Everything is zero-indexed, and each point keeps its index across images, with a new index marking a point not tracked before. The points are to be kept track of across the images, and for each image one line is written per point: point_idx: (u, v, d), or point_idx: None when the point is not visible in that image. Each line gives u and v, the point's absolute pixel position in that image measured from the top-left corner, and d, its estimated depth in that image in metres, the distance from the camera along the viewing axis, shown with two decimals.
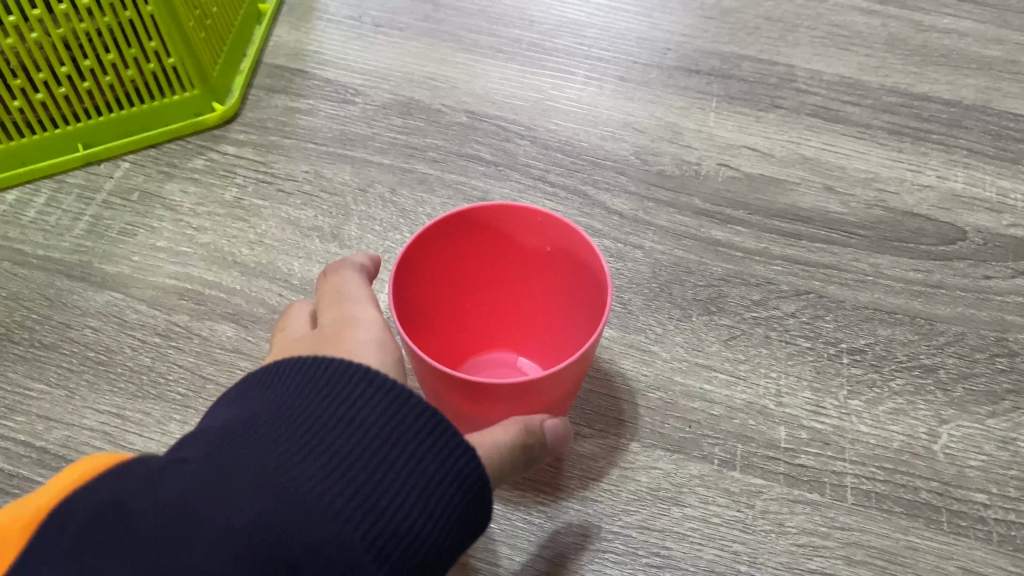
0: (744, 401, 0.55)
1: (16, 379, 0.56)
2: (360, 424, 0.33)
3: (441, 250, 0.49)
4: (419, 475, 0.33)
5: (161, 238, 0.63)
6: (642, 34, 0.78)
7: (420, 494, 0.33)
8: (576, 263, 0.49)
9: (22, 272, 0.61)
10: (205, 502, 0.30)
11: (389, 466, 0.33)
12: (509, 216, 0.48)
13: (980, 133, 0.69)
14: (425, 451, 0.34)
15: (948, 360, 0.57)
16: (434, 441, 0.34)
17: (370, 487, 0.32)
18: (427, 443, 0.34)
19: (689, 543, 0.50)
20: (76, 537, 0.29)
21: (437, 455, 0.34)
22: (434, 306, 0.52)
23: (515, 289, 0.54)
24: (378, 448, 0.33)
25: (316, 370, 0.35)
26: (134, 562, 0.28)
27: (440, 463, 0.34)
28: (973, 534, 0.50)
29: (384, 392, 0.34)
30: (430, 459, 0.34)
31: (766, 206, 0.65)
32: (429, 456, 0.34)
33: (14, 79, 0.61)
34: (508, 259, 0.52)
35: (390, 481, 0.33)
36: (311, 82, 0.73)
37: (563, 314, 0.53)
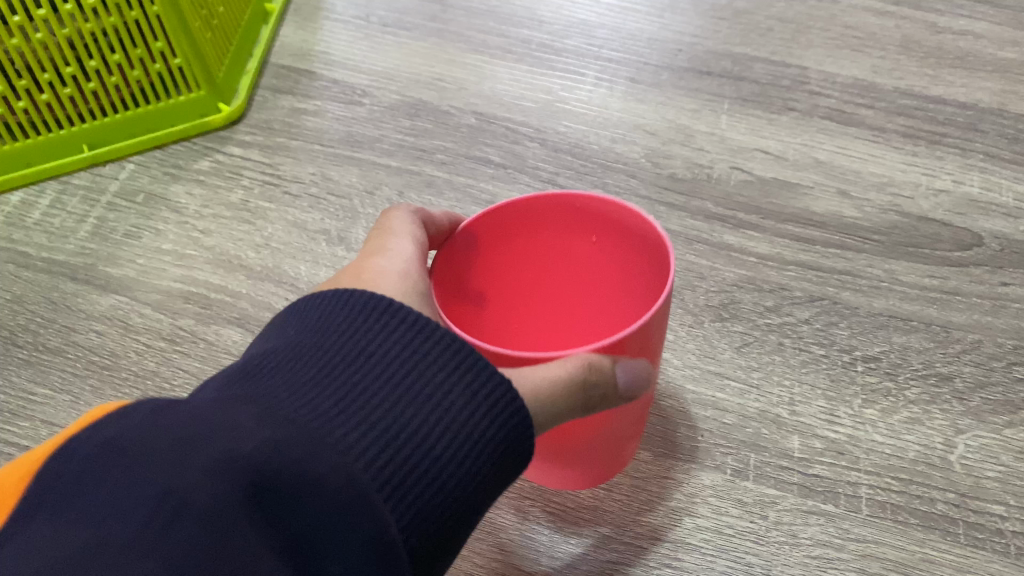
0: (758, 410, 0.55)
1: (20, 384, 0.55)
2: (388, 363, 0.32)
3: (481, 257, 0.44)
4: (451, 409, 0.32)
5: (167, 241, 0.62)
6: (653, 35, 0.77)
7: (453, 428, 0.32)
8: (626, 242, 0.44)
9: (26, 275, 0.60)
10: (218, 427, 0.28)
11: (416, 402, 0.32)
12: (552, 210, 0.44)
13: (996, 136, 0.68)
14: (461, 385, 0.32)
15: (964, 369, 0.56)
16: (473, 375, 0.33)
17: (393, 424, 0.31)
18: (464, 378, 0.32)
19: (701, 555, 0.49)
20: (80, 468, 0.27)
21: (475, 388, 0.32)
22: (486, 322, 0.47)
23: (570, 297, 0.49)
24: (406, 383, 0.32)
25: (346, 307, 0.34)
26: (141, 486, 0.26)
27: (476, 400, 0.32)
28: (991, 546, 0.49)
29: (419, 331, 0.33)
30: (467, 393, 0.32)
31: (779, 211, 0.65)
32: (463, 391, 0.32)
33: (18, 79, 0.60)
34: (557, 261, 0.47)
35: (418, 419, 0.31)
36: (318, 82, 0.72)
37: (625, 314, 0.48)
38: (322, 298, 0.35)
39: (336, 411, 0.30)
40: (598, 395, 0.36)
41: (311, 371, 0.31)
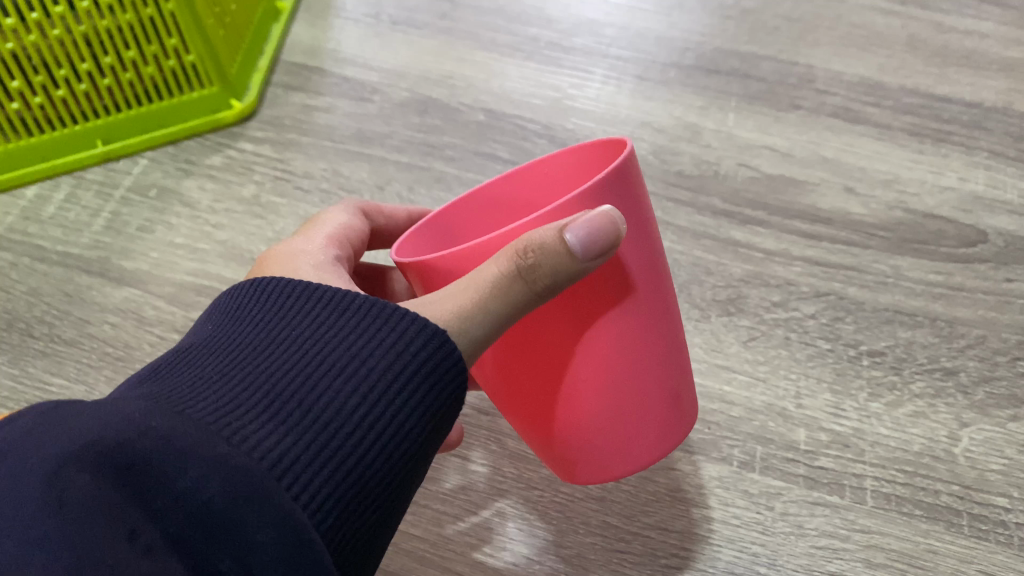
0: (764, 403, 0.55)
1: (35, 374, 0.56)
2: (294, 336, 0.32)
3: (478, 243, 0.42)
4: (363, 362, 0.32)
5: (179, 234, 0.63)
6: (661, 34, 0.77)
7: (367, 379, 0.31)
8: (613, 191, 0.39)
9: (41, 268, 0.61)
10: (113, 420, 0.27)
11: (323, 361, 0.31)
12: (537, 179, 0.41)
13: (1001, 134, 0.69)
14: (372, 339, 0.32)
15: (968, 363, 0.57)
16: (383, 328, 0.33)
17: (298, 387, 0.31)
18: (372, 330, 0.32)
19: (708, 545, 0.50)
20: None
21: (387, 338, 0.32)
22: None
23: None
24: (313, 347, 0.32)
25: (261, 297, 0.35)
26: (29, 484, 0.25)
27: (389, 348, 0.32)
28: (994, 538, 0.50)
29: (325, 306, 0.34)
30: (379, 343, 0.32)
31: (785, 207, 0.65)
32: (375, 342, 0.32)
33: (35, 76, 0.61)
34: None
35: (327, 376, 0.31)
36: (329, 80, 0.73)
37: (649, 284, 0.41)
38: (236, 296, 0.36)
39: (234, 390, 0.30)
40: (551, 271, 0.32)
41: (215, 363, 0.32)
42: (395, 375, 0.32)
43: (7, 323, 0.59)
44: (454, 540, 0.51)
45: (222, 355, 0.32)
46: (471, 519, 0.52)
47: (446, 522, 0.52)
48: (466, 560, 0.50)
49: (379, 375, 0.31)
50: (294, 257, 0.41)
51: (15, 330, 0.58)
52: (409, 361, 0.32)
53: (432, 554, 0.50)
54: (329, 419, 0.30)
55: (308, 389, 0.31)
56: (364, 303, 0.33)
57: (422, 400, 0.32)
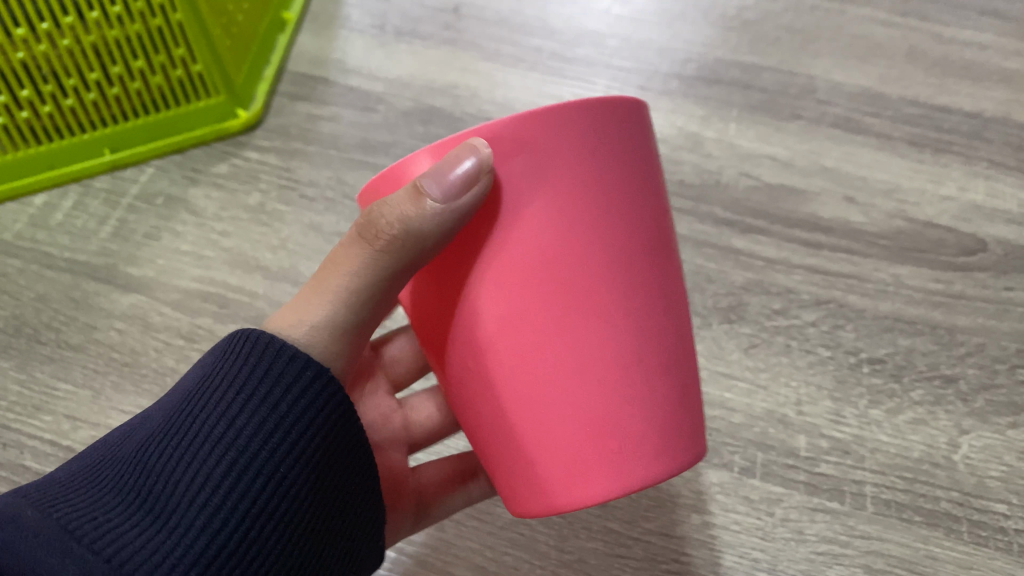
0: (765, 410, 0.56)
1: (43, 380, 0.57)
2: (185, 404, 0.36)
3: None
4: (234, 428, 0.34)
5: (186, 242, 0.64)
6: (663, 45, 0.77)
7: (234, 446, 0.34)
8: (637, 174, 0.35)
9: (49, 274, 0.62)
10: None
11: (192, 430, 0.34)
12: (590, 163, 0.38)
13: (1000, 144, 0.69)
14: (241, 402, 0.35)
15: (968, 371, 0.57)
16: (258, 389, 0.35)
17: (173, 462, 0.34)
18: (244, 387, 0.35)
19: (710, 550, 0.51)
20: None
21: (258, 400, 0.35)
22: None
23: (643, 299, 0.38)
24: (193, 416, 0.35)
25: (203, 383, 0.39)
26: None
27: (259, 409, 0.35)
28: (993, 544, 0.51)
29: (208, 374, 0.36)
30: (253, 405, 0.35)
31: (786, 216, 0.65)
32: (242, 404, 0.35)
33: (45, 85, 0.61)
34: None
35: (196, 450, 0.34)
36: (334, 89, 0.73)
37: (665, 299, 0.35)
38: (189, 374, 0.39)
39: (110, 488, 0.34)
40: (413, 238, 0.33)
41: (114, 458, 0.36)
42: (259, 440, 0.35)
43: (16, 329, 0.59)
44: (457, 545, 0.51)
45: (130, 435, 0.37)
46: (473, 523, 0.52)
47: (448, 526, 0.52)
48: (468, 565, 0.51)
49: (242, 442, 0.34)
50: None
51: (22, 336, 0.59)
52: (279, 418, 0.35)
53: (434, 559, 0.51)
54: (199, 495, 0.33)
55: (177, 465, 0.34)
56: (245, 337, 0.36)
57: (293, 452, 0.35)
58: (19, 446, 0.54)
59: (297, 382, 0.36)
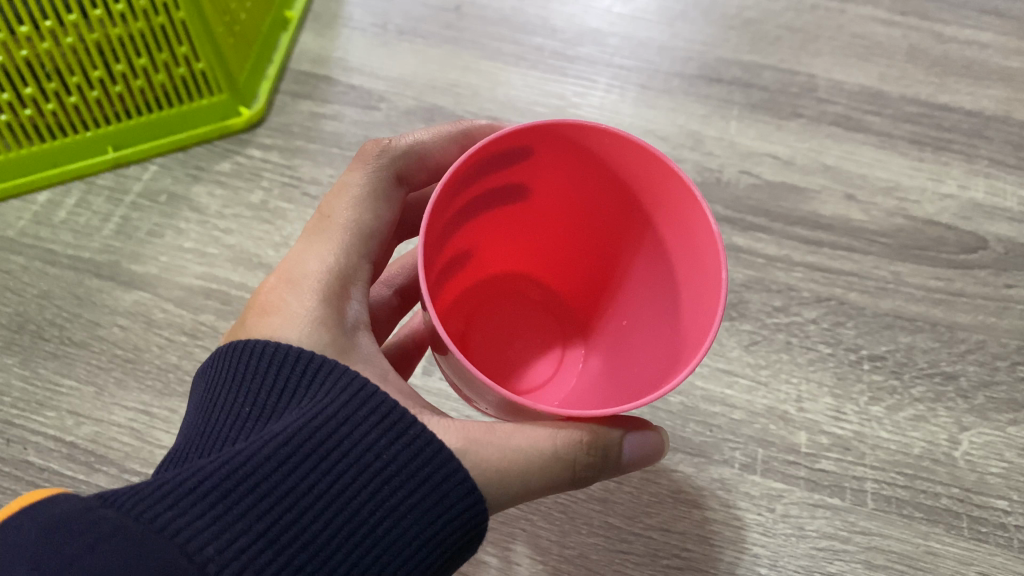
0: (765, 406, 0.56)
1: (47, 376, 0.57)
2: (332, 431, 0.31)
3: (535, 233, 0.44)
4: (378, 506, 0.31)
5: (188, 239, 0.64)
6: (663, 43, 0.77)
7: (374, 527, 0.31)
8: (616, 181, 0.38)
9: (52, 271, 0.62)
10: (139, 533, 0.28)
11: (335, 473, 0.31)
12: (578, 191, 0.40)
13: (1000, 143, 0.70)
14: (388, 480, 0.31)
15: (968, 368, 0.58)
16: (411, 466, 0.32)
17: (304, 521, 0.30)
18: (395, 457, 0.32)
19: (711, 546, 0.51)
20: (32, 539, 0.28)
21: (410, 483, 0.31)
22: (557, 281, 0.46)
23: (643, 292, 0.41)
24: (338, 454, 0.31)
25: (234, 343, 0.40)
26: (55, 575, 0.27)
27: (411, 493, 0.31)
28: (993, 540, 0.52)
29: (362, 399, 0.32)
30: (398, 484, 0.31)
31: (787, 214, 0.66)
32: (392, 488, 0.31)
33: (48, 83, 0.61)
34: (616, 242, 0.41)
35: (329, 519, 0.30)
36: (336, 88, 0.73)
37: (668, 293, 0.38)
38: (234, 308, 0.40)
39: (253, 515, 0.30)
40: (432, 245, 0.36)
41: None
42: (399, 526, 0.31)
43: (19, 326, 0.60)
44: None
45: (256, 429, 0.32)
46: None
47: None
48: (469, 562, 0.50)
49: (380, 526, 0.31)
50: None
51: (26, 332, 0.59)
52: (423, 507, 0.31)
53: None
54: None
55: (308, 525, 0.30)
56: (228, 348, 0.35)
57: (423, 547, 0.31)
58: (23, 441, 0.55)
59: (444, 469, 0.32)
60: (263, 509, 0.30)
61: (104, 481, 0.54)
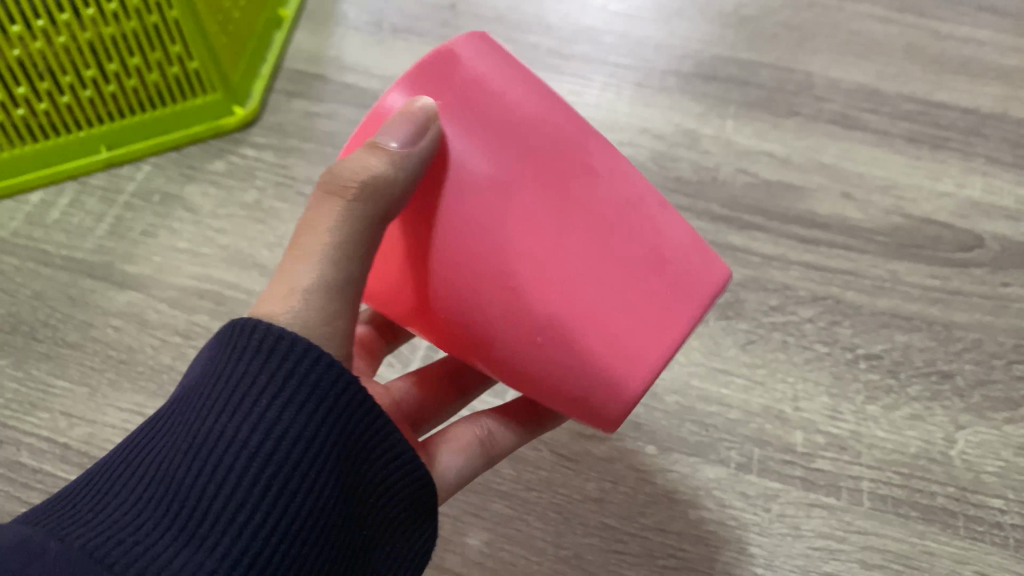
0: (761, 406, 0.56)
1: (40, 377, 0.57)
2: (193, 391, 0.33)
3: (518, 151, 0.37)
4: (251, 419, 0.31)
5: (182, 239, 0.64)
6: (660, 41, 0.77)
7: (257, 445, 0.31)
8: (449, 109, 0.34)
9: (46, 271, 0.62)
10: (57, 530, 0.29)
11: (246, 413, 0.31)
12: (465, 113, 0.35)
13: (998, 141, 0.69)
14: (251, 396, 0.31)
15: (965, 367, 0.58)
16: (268, 373, 0.32)
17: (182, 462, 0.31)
18: (248, 372, 0.32)
19: (705, 545, 0.51)
20: None
21: (271, 385, 0.31)
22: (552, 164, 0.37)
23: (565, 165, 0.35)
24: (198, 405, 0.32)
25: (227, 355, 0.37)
26: None
27: (272, 403, 0.31)
28: (990, 539, 0.51)
29: (222, 346, 0.33)
30: (262, 398, 0.31)
31: (784, 213, 0.65)
32: (259, 398, 0.31)
33: (41, 82, 0.61)
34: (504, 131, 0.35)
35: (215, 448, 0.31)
36: (331, 86, 0.73)
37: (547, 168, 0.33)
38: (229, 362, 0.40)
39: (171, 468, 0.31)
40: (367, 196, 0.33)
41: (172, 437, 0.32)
42: (279, 436, 0.31)
43: (12, 327, 0.59)
44: (453, 541, 0.51)
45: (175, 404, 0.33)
46: (469, 518, 0.52)
47: (444, 523, 0.51)
48: (464, 560, 0.50)
49: (255, 440, 0.31)
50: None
51: (19, 333, 0.59)
52: (301, 410, 0.31)
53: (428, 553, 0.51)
54: (220, 510, 0.30)
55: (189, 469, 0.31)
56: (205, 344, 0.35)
57: (317, 447, 0.31)
58: (16, 442, 0.54)
59: (310, 364, 0.32)
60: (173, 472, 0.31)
61: None
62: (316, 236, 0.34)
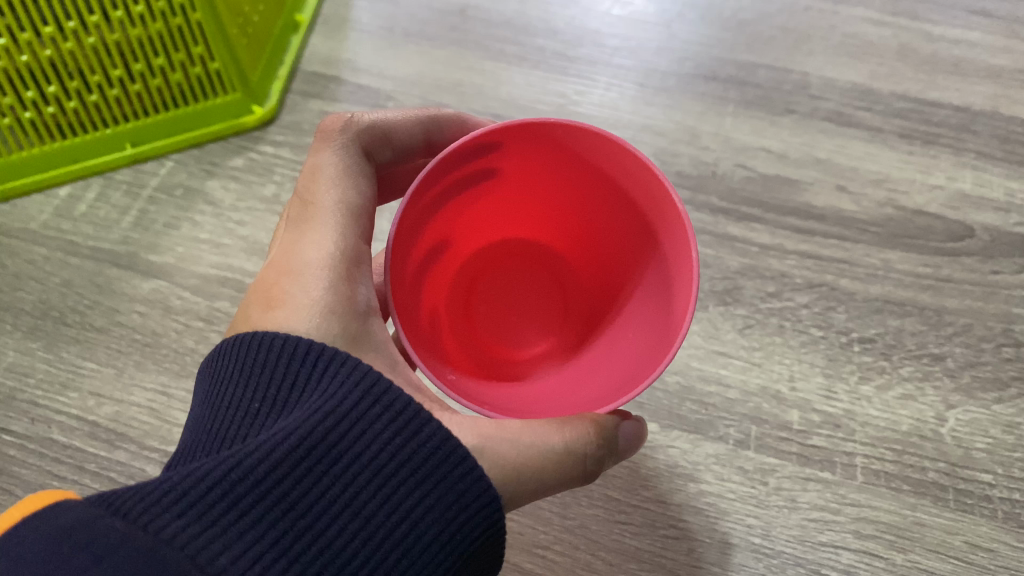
0: (759, 386, 0.58)
1: (70, 359, 0.60)
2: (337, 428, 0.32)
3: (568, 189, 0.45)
4: (397, 510, 0.32)
5: (204, 231, 0.66)
6: (661, 44, 0.79)
7: (393, 530, 0.31)
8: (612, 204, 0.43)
9: (73, 260, 0.65)
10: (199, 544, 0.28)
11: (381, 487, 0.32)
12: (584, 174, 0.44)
13: (988, 137, 0.72)
14: (396, 482, 0.32)
15: (955, 349, 0.60)
16: (423, 472, 0.33)
17: (325, 525, 0.31)
18: (406, 459, 0.32)
19: (705, 517, 0.54)
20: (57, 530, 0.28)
21: (424, 484, 0.32)
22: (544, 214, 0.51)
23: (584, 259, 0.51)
24: (350, 455, 0.32)
25: (267, 351, 0.35)
26: None
27: (421, 502, 0.32)
28: (978, 511, 0.54)
29: (378, 405, 0.33)
30: (412, 483, 0.32)
31: (780, 205, 0.68)
32: (412, 493, 0.32)
33: (70, 81, 0.64)
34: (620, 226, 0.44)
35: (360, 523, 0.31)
36: (345, 88, 0.76)
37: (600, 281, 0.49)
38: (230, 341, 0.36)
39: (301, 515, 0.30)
40: None
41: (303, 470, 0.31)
42: (414, 524, 0.32)
43: (42, 312, 0.62)
44: None
45: (265, 424, 0.33)
46: None
47: None
48: None
49: (397, 531, 0.31)
50: (312, 272, 0.38)
51: (49, 318, 0.62)
52: (435, 505, 0.32)
53: None
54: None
55: (333, 538, 0.30)
56: (244, 340, 0.36)
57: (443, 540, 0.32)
58: (47, 420, 0.57)
59: (462, 474, 0.33)
60: (302, 518, 0.30)
61: (126, 457, 0.56)
62: (514, 444, 0.36)
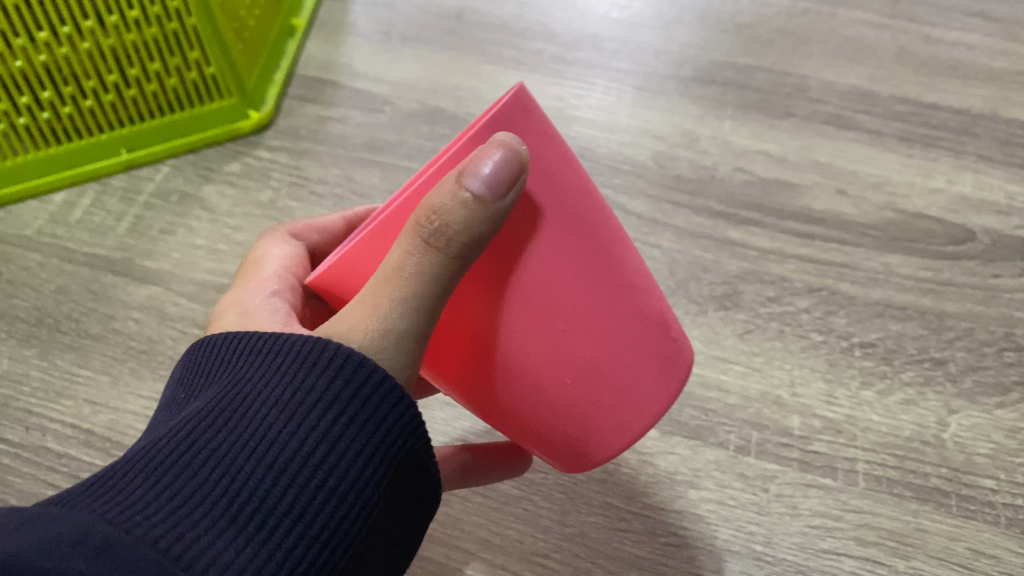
0: (759, 391, 0.58)
1: (64, 367, 0.59)
2: (242, 383, 0.31)
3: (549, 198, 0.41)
4: (311, 434, 0.29)
5: (200, 236, 0.66)
6: (659, 48, 0.79)
7: (309, 452, 0.29)
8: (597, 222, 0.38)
9: (69, 267, 0.64)
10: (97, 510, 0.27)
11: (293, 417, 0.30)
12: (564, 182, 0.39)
13: (987, 139, 0.71)
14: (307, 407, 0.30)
15: (957, 354, 0.59)
16: (334, 393, 0.30)
17: (237, 463, 0.29)
18: (316, 385, 0.30)
19: (705, 524, 0.53)
20: None
21: (338, 404, 0.30)
22: None
23: None
24: (255, 401, 0.30)
25: (210, 348, 0.34)
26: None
27: (342, 420, 0.30)
28: (981, 517, 0.53)
29: (281, 350, 0.31)
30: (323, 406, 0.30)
31: (780, 209, 0.68)
32: (327, 418, 0.30)
33: (65, 86, 0.63)
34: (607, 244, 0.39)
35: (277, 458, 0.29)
36: (342, 92, 0.76)
37: None
38: (185, 353, 0.36)
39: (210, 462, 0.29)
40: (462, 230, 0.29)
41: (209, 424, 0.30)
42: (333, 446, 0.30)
43: (37, 320, 0.62)
44: (463, 521, 0.54)
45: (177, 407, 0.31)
46: (478, 499, 0.54)
47: (454, 503, 0.54)
48: (473, 538, 0.53)
49: (316, 454, 0.29)
50: (243, 319, 0.39)
51: (44, 326, 0.61)
52: (353, 423, 0.30)
53: (440, 533, 0.53)
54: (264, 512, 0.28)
55: (254, 474, 0.28)
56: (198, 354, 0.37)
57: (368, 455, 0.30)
58: (41, 429, 0.57)
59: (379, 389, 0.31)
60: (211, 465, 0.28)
61: None
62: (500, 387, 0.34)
